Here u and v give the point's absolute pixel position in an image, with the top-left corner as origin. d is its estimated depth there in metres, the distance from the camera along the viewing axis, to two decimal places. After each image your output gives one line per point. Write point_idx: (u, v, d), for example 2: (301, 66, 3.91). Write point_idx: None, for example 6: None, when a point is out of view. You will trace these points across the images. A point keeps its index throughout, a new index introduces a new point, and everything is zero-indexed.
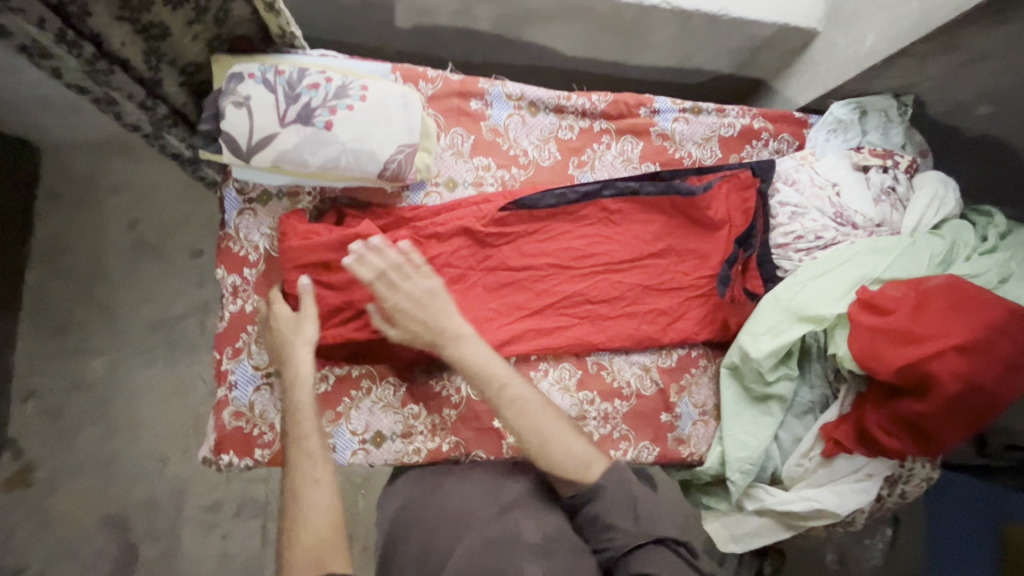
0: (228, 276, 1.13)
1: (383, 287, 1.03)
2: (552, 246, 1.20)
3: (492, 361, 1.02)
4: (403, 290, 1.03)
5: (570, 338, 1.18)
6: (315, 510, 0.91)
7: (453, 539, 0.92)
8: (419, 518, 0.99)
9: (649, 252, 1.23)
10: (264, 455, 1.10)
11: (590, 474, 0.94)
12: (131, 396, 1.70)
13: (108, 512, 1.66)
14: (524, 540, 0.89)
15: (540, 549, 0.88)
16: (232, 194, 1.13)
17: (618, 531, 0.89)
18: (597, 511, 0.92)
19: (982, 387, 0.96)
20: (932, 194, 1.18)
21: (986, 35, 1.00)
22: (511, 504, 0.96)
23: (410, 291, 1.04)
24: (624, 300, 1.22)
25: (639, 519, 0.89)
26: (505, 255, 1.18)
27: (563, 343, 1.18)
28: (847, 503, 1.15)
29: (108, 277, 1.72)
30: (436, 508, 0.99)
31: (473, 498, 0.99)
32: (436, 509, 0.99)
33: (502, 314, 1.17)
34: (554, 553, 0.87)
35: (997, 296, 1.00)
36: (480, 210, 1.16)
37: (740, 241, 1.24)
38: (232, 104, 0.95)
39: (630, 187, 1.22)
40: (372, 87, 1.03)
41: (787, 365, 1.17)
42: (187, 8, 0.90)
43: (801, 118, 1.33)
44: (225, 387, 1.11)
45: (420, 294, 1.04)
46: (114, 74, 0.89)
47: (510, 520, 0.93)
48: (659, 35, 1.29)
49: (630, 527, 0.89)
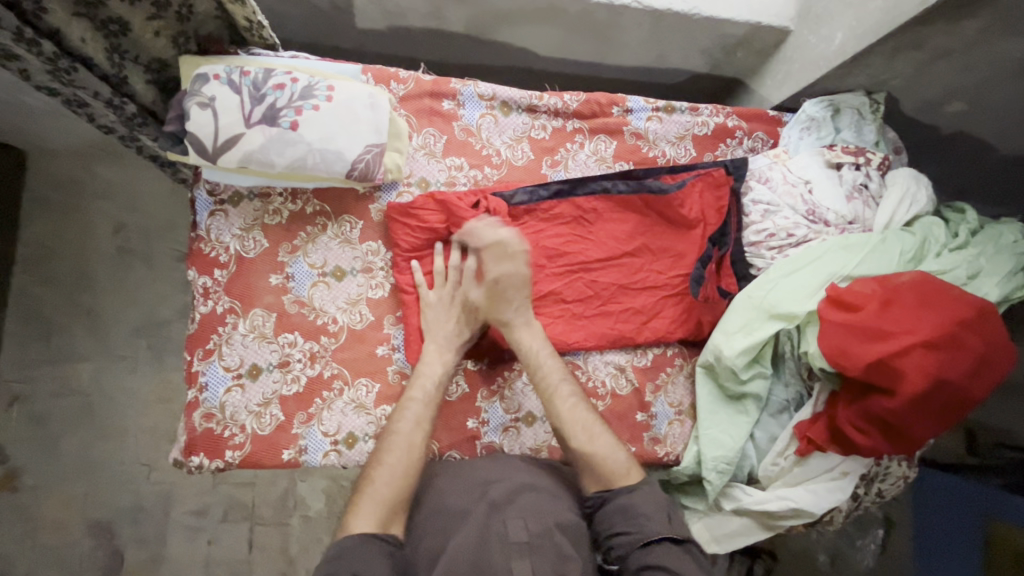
0: (199, 278, 1.13)
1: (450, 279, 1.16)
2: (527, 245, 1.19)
3: (543, 352, 1.11)
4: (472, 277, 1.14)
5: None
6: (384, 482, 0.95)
7: (446, 538, 0.90)
8: (414, 522, 0.96)
9: (624, 251, 1.23)
10: (235, 456, 1.10)
11: (629, 477, 1.00)
12: (116, 401, 1.70)
13: (93, 518, 1.66)
14: (508, 540, 0.85)
15: (526, 549, 0.84)
16: (204, 196, 1.13)
17: (650, 520, 0.92)
18: (635, 508, 0.95)
19: (952, 384, 0.96)
20: (904, 191, 1.18)
21: (950, 31, 1.00)
22: (499, 503, 0.93)
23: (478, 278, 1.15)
24: (599, 299, 1.22)
25: (673, 521, 0.94)
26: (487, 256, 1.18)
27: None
28: (823, 501, 1.14)
29: (93, 282, 1.72)
30: (431, 507, 0.97)
31: (465, 496, 0.96)
32: (432, 508, 0.97)
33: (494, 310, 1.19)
34: (540, 554, 0.84)
35: (965, 293, 0.99)
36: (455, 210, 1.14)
37: (713, 240, 1.24)
38: (197, 105, 0.96)
39: (602, 186, 1.23)
40: (338, 87, 1.03)
41: (760, 363, 1.16)
42: (146, 4, 0.89)
43: (775, 117, 1.33)
44: (196, 388, 1.11)
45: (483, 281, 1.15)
46: (78, 72, 0.87)
47: (498, 520, 0.89)
48: (633, 35, 1.29)
49: (664, 526, 0.92)
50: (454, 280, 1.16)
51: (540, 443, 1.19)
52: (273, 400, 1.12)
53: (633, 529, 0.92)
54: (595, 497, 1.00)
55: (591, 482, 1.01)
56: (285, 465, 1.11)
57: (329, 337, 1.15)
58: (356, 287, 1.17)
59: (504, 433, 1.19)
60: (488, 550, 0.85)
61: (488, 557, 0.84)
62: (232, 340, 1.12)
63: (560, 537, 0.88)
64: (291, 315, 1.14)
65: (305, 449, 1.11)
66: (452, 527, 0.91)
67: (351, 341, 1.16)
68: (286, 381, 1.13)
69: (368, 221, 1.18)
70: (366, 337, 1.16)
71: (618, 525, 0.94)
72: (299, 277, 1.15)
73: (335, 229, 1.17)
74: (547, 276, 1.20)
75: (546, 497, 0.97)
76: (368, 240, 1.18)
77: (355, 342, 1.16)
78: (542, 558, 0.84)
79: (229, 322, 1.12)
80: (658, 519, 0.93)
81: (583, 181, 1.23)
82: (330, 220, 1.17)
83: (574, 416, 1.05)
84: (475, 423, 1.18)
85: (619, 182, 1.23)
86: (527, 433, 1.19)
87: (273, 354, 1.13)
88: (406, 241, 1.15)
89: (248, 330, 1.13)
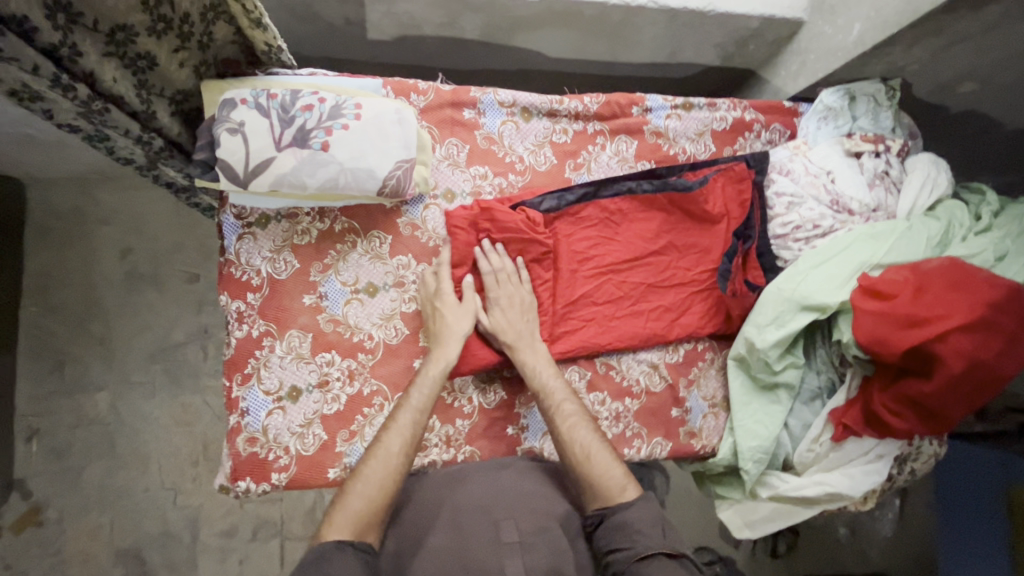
0: (232, 303, 1.12)
1: (492, 284, 1.14)
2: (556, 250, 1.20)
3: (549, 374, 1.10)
4: (505, 291, 1.14)
5: (569, 350, 1.19)
6: (360, 497, 0.92)
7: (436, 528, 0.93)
8: (418, 508, 0.98)
9: (650, 250, 1.24)
10: (281, 479, 1.10)
11: (623, 495, 0.97)
12: (137, 427, 1.69)
13: (122, 546, 1.65)
14: (502, 541, 0.89)
15: (518, 548, 0.88)
16: (230, 220, 1.12)
17: (642, 534, 0.90)
18: (636, 524, 0.92)
19: (986, 363, 0.98)
20: (924, 177, 1.19)
21: (971, 18, 1.01)
22: (494, 507, 0.94)
23: (513, 293, 1.14)
24: (630, 299, 1.23)
25: (667, 536, 0.91)
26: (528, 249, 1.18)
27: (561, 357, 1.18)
28: (859, 485, 1.17)
29: (104, 309, 1.70)
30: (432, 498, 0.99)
31: (469, 492, 0.98)
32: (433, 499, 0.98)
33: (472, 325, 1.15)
34: (534, 551, 0.88)
35: (996, 275, 1.02)
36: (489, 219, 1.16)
37: (739, 233, 1.25)
38: (227, 131, 0.95)
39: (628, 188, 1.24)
40: (366, 105, 1.02)
41: (793, 353, 1.18)
42: (172, 36, 0.89)
43: (792, 108, 1.34)
44: (237, 414, 1.11)
45: (520, 298, 1.14)
46: (110, 112, 0.85)
47: (491, 521, 0.92)
48: (646, 34, 1.29)
49: (658, 538, 0.90)
50: (505, 283, 1.14)
51: None
52: (314, 420, 1.12)
53: (628, 545, 0.90)
54: (594, 515, 0.97)
55: (591, 499, 0.98)
56: (331, 483, 1.12)
57: (366, 353, 1.15)
58: (390, 302, 1.17)
59: (544, 438, 1.20)
60: (477, 547, 0.88)
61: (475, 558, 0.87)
62: (270, 363, 1.12)
63: (556, 532, 0.92)
64: (326, 334, 1.14)
65: (349, 467, 1.12)
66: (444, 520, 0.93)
67: (388, 356, 1.16)
68: (326, 401, 1.13)
69: (396, 236, 1.18)
70: (402, 351, 1.16)
71: (614, 540, 0.92)
72: (332, 296, 1.15)
73: (365, 246, 1.16)
74: (577, 282, 1.21)
75: (536, 496, 0.98)
76: (399, 254, 1.17)
77: (392, 357, 1.16)
78: (536, 557, 0.88)
79: (266, 345, 1.12)
80: (652, 533, 0.91)
81: (608, 185, 1.23)
82: (359, 236, 1.16)
83: (585, 442, 1.02)
84: (515, 429, 1.19)
85: (644, 183, 1.24)
86: None
87: (312, 374, 1.13)
88: (461, 251, 1.15)
89: (285, 352, 1.12)
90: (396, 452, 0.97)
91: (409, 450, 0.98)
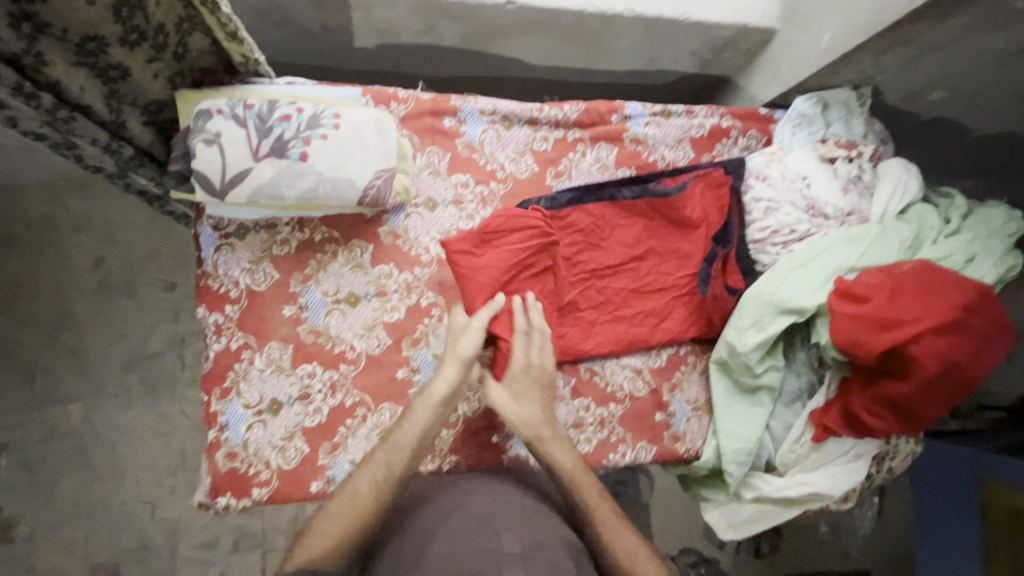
0: (210, 315, 1.10)
1: (521, 351, 1.09)
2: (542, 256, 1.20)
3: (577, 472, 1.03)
4: (534, 364, 1.09)
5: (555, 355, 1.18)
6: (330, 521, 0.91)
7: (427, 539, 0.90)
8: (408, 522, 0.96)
9: (632, 257, 1.25)
10: (263, 493, 1.08)
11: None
12: (112, 441, 1.65)
13: (96, 562, 1.61)
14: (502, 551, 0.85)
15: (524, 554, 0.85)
16: (208, 231, 1.10)
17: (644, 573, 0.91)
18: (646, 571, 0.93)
19: (959, 364, 1.01)
20: (896, 181, 1.22)
21: (936, 29, 1.04)
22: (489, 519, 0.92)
23: (540, 367, 1.09)
24: (613, 305, 1.24)
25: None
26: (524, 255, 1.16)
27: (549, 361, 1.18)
28: (840, 484, 1.19)
29: (76, 321, 1.66)
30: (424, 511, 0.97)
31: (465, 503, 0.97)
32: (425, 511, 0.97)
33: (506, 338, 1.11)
34: (534, 564, 0.84)
35: (965, 276, 1.05)
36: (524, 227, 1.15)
37: (717, 239, 1.28)
38: (202, 142, 0.93)
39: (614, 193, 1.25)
40: (345, 114, 1.01)
41: (773, 356, 1.20)
42: (146, 47, 0.87)
43: (768, 114, 1.37)
44: (216, 428, 1.08)
45: (544, 373, 1.09)
46: (75, 120, 0.85)
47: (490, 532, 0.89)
48: (624, 41, 1.31)
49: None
50: (534, 351, 1.09)
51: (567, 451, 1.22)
52: (296, 433, 1.11)
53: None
54: None
55: None
56: (314, 497, 1.10)
57: (348, 364, 1.14)
58: (372, 311, 1.16)
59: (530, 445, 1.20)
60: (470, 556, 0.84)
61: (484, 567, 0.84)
62: (250, 375, 1.10)
63: (556, 550, 0.88)
64: (307, 346, 1.13)
65: (332, 480, 1.11)
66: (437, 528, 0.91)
67: (371, 366, 1.15)
68: (308, 413, 1.12)
69: (378, 245, 1.17)
70: (384, 361, 1.15)
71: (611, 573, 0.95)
72: (313, 306, 1.13)
73: (346, 255, 1.15)
74: (566, 289, 1.21)
75: (530, 510, 0.97)
76: (381, 263, 1.17)
77: (374, 368, 1.15)
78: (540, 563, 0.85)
79: (245, 358, 1.10)
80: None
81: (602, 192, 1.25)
82: (340, 246, 1.15)
83: (624, 545, 0.96)
84: (500, 437, 1.19)
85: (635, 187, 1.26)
86: None
87: (293, 386, 1.11)
88: (483, 276, 1.11)
89: (265, 364, 1.11)
90: (365, 496, 0.94)
91: (382, 490, 0.95)
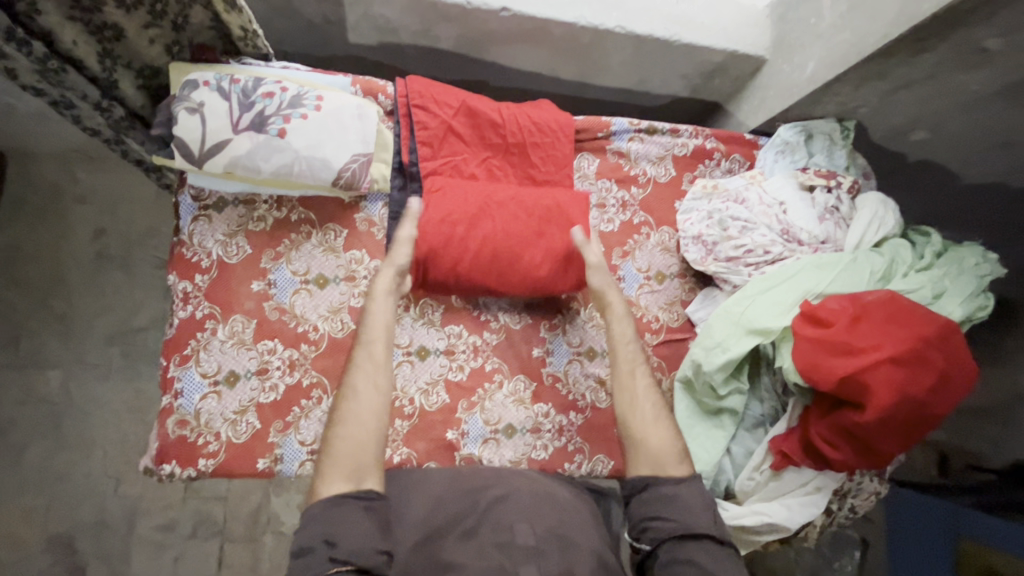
0: (179, 283, 1.12)
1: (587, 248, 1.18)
2: (448, 165, 1.20)
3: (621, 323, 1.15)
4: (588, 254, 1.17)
5: (441, 139, 1.20)
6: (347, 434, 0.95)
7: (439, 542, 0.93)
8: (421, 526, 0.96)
9: (476, 148, 1.23)
10: (208, 465, 1.07)
11: (664, 470, 1.03)
12: (85, 411, 1.64)
13: (53, 532, 1.58)
14: (518, 543, 0.90)
15: (534, 553, 0.89)
16: (187, 201, 1.13)
17: None
18: None
19: (917, 398, 1.00)
20: (872, 214, 1.22)
21: (912, 63, 1.07)
22: (492, 504, 0.97)
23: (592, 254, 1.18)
24: (487, 172, 1.24)
25: None
26: (450, 169, 1.20)
27: (462, 104, 1.20)
28: (796, 516, 1.14)
29: (66, 288, 1.67)
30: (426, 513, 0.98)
31: (453, 504, 0.99)
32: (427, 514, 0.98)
33: (465, 153, 1.22)
34: (548, 557, 0.89)
35: (931, 312, 1.04)
36: (455, 144, 1.21)
37: (485, 173, 1.23)
38: (185, 110, 0.99)
39: (455, 178, 1.21)
40: (327, 97, 1.08)
41: (737, 379, 1.18)
42: (142, 12, 0.94)
43: (752, 140, 1.40)
44: (170, 394, 1.09)
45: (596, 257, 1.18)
46: (67, 73, 0.92)
47: (500, 522, 0.93)
48: (616, 59, 1.34)
49: None
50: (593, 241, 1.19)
51: (519, 456, 1.19)
52: (249, 408, 1.11)
53: None
54: (637, 478, 1.04)
55: (639, 465, 1.05)
56: (259, 474, 1.10)
57: (310, 344, 1.14)
58: (339, 295, 1.17)
59: (484, 446, 1.18)
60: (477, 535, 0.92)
61: (485, 544, 0.90)
62: (210, 345, 1.11)
63: (580, 550, 0.93)
64: (271, 322, 1.13)
65: (279, 458, 1.10)
66: (445, 523, 0.95)
67: (332, 349, 1.15)
68: (264, 389, 1.12)
69: (352, 231, 1.19)
70: (346, 345, 1.16)
71: None
72: (281, 284, 1.15)
73: (319, 237, 1.17)
74: (461, 152, 1.22)
75: (546, 501, 1.00)
76: (353, 248, 1.18)
77: (336, 351, 1.15)
78: (551, 560, 0.89)
79: (207, 328, 1.11)
80: None
81: (412, 184, 1.21)
82: (314, 228, 1.17)
83: (631, 395, 1.10)
84: (455, 434, 1.17)
85: (410, 158, 1.20)
86: (507, 446, 1.18)
87: (251, 360, 1.12)
88: (445, 148, 1.21)
89: (227, 336, 1.12)
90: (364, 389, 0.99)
91: (381, 385, 1.00)
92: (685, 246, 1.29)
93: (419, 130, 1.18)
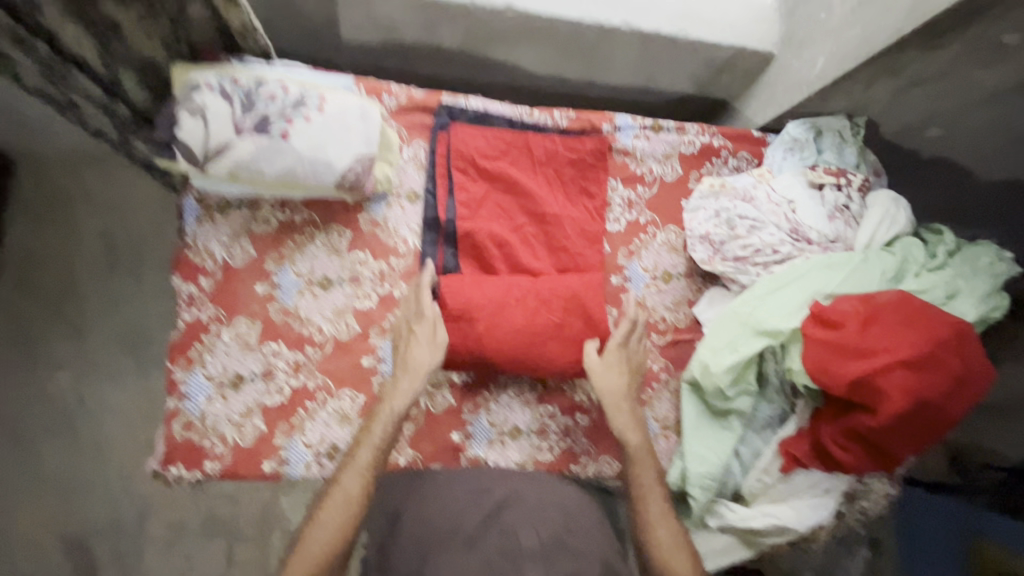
0: (183, 285, 1.11)
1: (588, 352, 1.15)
2: (484, 190, 1.23)
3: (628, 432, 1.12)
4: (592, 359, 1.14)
5: (479, 165, 1.23)
6: (320, 538, 0.97)
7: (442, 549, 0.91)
8: (423, 533, 0.95)
9: (509, 172, 1.23)
10: (214, 467, 1.08)
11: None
12: (96, 412, 1.64)
13: (67, 530, 1.59)
14: (523, 546, 0.90)
15: (539, 556, 0.88)
16: (190, 203, 1.13)
17: None
18: None
19: (930, 401, 0.98)
20: (883, 213, 1.20)
21: (926, 59, 1.05)
22: (498, 510, 0.96)
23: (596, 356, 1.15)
24: (519, 197, 1.24)
25: None
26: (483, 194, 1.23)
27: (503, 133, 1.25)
28: (806, 519, 1.14)
29: (76, 288, 1.67)
30: (431, 519, 0.97)
31: (458, 510, 0.98)
32: (431, 520, 0.97)
33: (499, 179, 1.23)
34: (553, 562, 0.88)
35: (945, 314, 1.02)
36: (491, 170, 1.23)
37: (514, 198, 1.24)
38: (187, 112, 0.98)
39: (492, 239, 1.21)
40: (330, 99, 1.07)
41: (746, 381, 1.15)
42: (139, 6, 0.91)
43: (759, 138, 1.38)
44: (176, 397, 1.09)
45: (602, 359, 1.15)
46: (71, 73, 0.95)
47: (505, 527, 0.93)
48: (622, 56, 1.32)
49: None
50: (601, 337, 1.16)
51: (525, 457, 1.19)
52: (254, 410, 1.11)
53: None
54: None
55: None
56: (265, 477, 1.10)
57: (314, 347, 1.14)
58: (343, 297, 1.16)
59: (489, 447, 1.17)
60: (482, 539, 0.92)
61: (489, 552, 0.89)
62: (215, 348, 1.11)
63: (590, 559, 0.91)
64: (275, 324, 1.13)
65: (285, 461, 1.10)
66: (449, 529, 0.94)
67: (337, 351, 1.15)
68: (269, 392, 1.12)
69: (356, 232, 1.18)
70: (351, 348, 1.15)
71: None
72: (285, 286, 1.14)
73: (323, 239, 1.17)
74: (497, 177, 1.23)
75: (556, 509, 0.99)
76: (357, 250, 1.18)
77: (342, 353, 1.15)
78: (556, 564, 0.89)
79: (212, 331, 1.11)
80: None
81: (447, 240, 1.21)
82: (319, 229, 1.17)
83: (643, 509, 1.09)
84: (461, 436, 1.16)
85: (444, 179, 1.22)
86: (512, 447, 1.18)
87: (257, 363, 1.12)
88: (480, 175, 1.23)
89: (232, 339, 1.11)
90: (342, 515, 0.99)
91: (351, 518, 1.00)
92: (692, 246, 1.27)
93: (456, 156, 1.22)
